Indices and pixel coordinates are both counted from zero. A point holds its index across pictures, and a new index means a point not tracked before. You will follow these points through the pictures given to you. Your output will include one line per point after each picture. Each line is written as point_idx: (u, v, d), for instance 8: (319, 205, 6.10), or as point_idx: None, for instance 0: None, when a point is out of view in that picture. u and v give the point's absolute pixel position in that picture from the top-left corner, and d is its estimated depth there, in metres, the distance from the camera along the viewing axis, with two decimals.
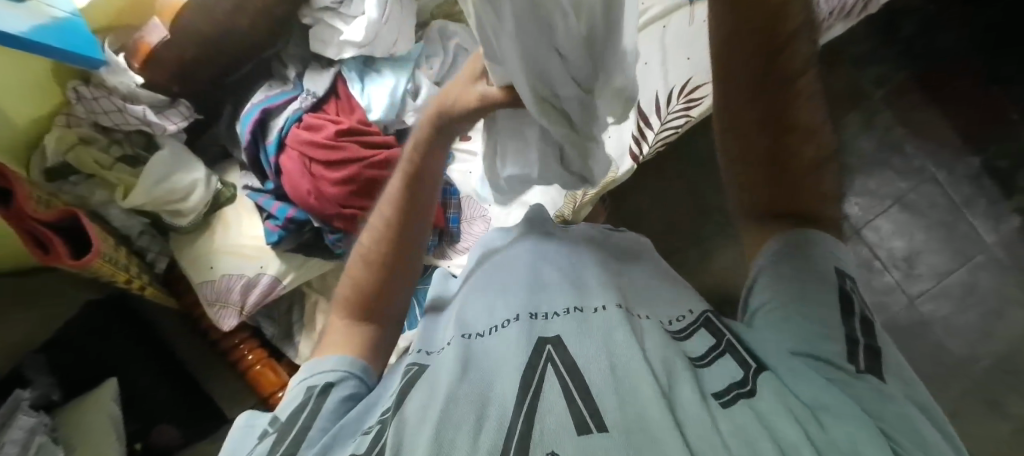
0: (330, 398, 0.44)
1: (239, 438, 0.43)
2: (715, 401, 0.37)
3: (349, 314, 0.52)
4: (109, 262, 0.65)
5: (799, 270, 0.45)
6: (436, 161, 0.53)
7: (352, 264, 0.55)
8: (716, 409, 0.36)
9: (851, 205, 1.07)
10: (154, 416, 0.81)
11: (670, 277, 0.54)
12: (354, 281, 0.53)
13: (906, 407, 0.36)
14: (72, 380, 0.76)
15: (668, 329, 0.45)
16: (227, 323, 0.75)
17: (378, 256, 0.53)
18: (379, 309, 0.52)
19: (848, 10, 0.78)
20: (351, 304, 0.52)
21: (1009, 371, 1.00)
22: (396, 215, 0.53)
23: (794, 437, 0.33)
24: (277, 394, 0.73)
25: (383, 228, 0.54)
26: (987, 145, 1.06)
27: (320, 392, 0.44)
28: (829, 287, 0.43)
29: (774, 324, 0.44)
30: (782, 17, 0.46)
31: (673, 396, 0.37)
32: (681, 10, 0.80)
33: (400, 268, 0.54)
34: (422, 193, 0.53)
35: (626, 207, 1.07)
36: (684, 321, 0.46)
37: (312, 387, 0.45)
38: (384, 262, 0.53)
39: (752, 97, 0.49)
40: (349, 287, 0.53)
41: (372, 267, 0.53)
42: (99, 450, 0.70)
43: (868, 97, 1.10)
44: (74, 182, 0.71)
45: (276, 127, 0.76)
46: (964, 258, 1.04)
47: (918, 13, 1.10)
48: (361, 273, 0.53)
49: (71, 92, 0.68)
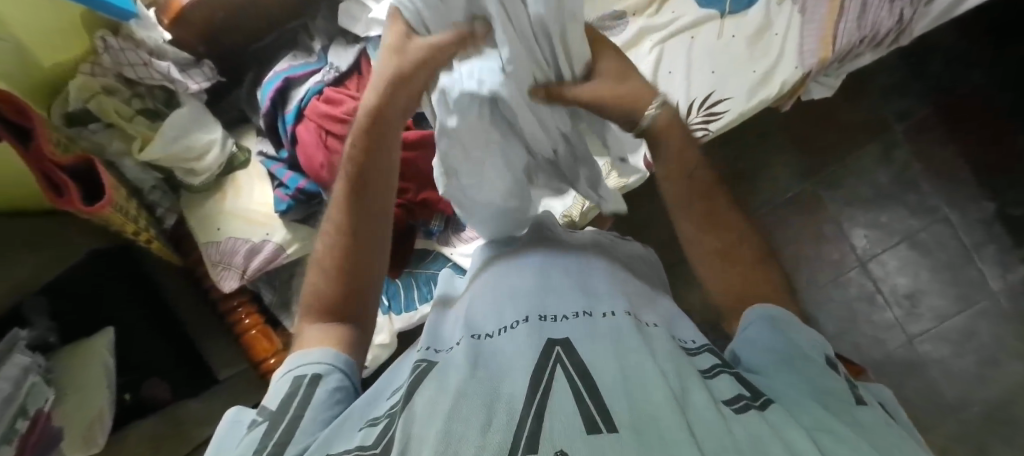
0: (318, 390, 0.43)
1: (227, 433, 0.42)
2: (726, 407, 0.37)
3: (322, 323, 0.50)
4: (120, 212, 0.65)
5: (783, 326, 0.46)
6: (383, 147, 0.53)
7: (312, 276, 0.53)
8: (729, 415, 0.36)
9: (858, 236, 1.07)
10: (149, 369, 0.82)
11: (667, 307, 0.54)
12: (316, 289, 0.51)
13: (902, 434, 0.37)
14: (70, 324, 0.77)
15: (682, 346, 0.47)
16: (227, 284, 0.76)
17: (337, 259, 0.51)
18: (351, 309, 0.50)
19: (879, 40, 0.76)
20: (322, 311, 0.50)
21: (1001, 421, 0.99)
22: (349, 216, 0.52)
23: (809, 448, 0.33)
24: (269, 361, 0.75)
25: (337, 232, 0.52)
26: (1005, 191, 1.04)
27: (309, 383, 0.44)
28: (816, 340, 0.46)
29: (775, 365, 0.44)
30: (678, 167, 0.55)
31: (687, 399, 0.37)
32: (711, 22, 0.80)
33: (362, 268, 0.52)
34: (369, 189, 0.52)
35: (635, 212, 1.07)
36: (696, 344, 0.47)
37: (299, 377, 0.44)
38: (346, 268, 0.51)
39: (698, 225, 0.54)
40: (313, 297, 0.51)
41: (333, 272, 0.51)
42: (91, 400, 0.72)
43: (889, 130, 1.09)
44: (92, 130, 0.71)
45: (296, 98, 0.76)
46: (967, 302, 1.03)
47: (950, 49, 1.08)
48: (325, 280, 0.51)
49: (98, 41, 0.68)
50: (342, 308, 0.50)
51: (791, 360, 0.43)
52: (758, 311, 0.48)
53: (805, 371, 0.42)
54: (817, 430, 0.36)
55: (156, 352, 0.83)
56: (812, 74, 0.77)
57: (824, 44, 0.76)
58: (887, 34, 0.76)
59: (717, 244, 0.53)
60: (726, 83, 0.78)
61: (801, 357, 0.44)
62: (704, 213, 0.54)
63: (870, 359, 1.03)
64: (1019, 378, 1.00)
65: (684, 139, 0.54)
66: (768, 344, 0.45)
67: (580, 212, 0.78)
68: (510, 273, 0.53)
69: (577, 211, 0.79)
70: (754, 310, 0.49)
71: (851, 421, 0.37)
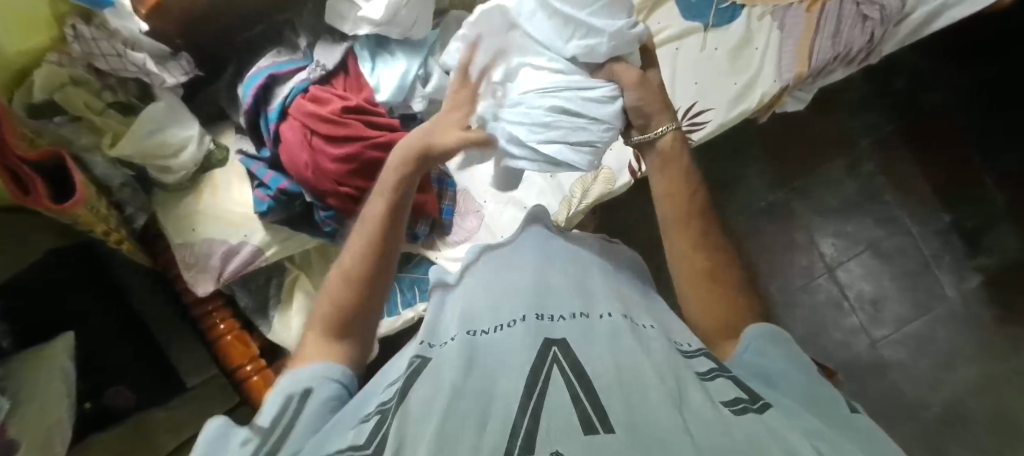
0: (310, 403, 0.42)
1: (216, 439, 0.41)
2: (725, 408, 0.37)
3: (326, 328, 0.50)
4: (92, 212, 0.63)
5: (783, 347, 0.46)
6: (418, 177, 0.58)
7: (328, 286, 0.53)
8: (728, 415, 0.36)
9: (826, 244, 1.13)
10: (109, 376, 0.74)
11: (662, 309, 0.54)
12: (332, 300, 0.51)
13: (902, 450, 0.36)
14: (24, 328, 0.68)
15: (680, 348, 0.46)
16: (202, 288, 0.73)
17: (365, 265, 0.52)
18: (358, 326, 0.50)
19: (851, 58, 0.80)
20: (330, 316, 0.50)
21: (956, 421, 1.05)
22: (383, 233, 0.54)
23: (805, 449, 0.33)
24: (245, 367, 0.72)
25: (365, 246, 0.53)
26: (959, 204, 1.11)
27: (300, 397, 0.43)
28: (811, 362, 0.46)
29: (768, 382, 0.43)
30: (687, 205, 0.56)
31: (685, 400, 0.37)
32: (695, 36, 0.83)
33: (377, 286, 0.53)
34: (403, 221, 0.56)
35: (616, 217, 1.10)
36: (694, 346, 0.47)
37: (290, 392, 0.43)
38: (363, 277, 0.52)
39: (703, 261, 0.53)
40: (324, 306, 0.51)
41: (352, 283, 0.51)
42: (47, 410, 0.63)
43: (856, 144, 1.15)
44: (57, 123, 0.68)
45: (279, 95, 0.74)
46: (924, 309, 1.09)
47: (913, 69, 1.14)
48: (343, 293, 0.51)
49: (67, 29, 0.62)
50: (347, 322, 0.50)
51: (790, 377, 0.43)
52: (753, 332, 0.48)
53: (799, 384, 0.42)
54: (811, 437, 0.35)
55: (121, 355, 0.76)
56: (789, 88, 0.81)
57: (801, 60, 0.80)
58: (858, 52, 0.80)
59: (696, 229, 0.55)
60: (708, 94, 0.80)
61: (796, 373, 0.43)
62: (694, 232, 0.54)
63: (836, 361, 1.09)
64: (972, 380, 1.06)
65: (682, 166, 0.57)
66: (766, 365, 0.45)
67: (566, 217, 0.79)
68: (509, 271, 0.54)
69: (564, 216, 0.79)
70: (756, 327, 0.49)
71: (844, 429, 0.37)
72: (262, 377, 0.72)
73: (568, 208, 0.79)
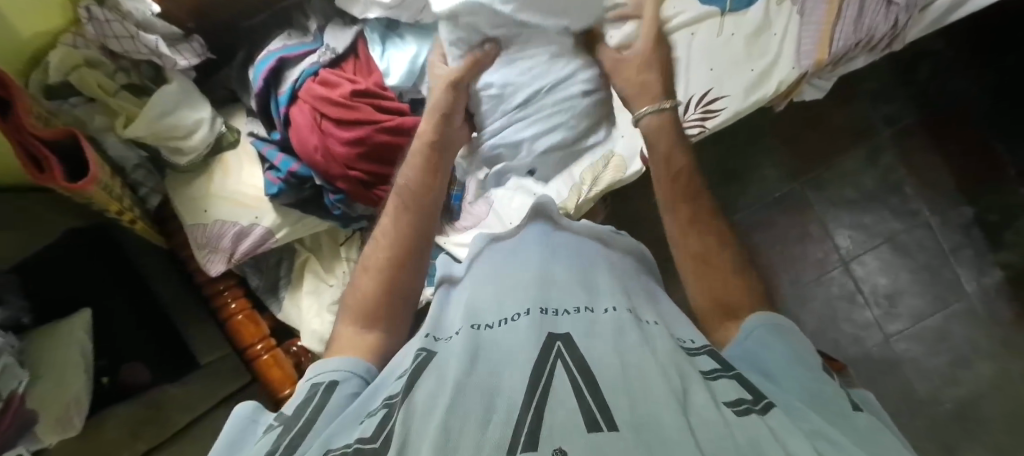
0: (336, 394, 0.43)
1: (238, 431, 0.42)
2: (727, 408, 0.36)
3: (359, 318, 0.51)
4: (104, 190, 0.63)
5: (784, 336, 0.46)
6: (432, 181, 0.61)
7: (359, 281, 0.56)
8: (732, 417, 0.35)
9: (842, 237, 1.11)
10: (123, 355, 0.75)
11: (666, 304, 0.53)
12: (362, 292, 0.54)
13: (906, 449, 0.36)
14: (43, 299, 0.71)
15: (683, 345, 0.45)
16: (213, 267, 0.74)
17: (388, 259, 0.55)
18: (386, 311, 0.52)
19: (873, 44, 0.78)
20: (360, 305, 0.52)
21: (971, 418, 1.03)
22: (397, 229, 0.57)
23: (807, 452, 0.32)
24: (256, 346, 0.74)
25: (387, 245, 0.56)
26: (981, 198, 1.08)
27: (325, 388, 0.43)
28: (813, 354, 0.45)
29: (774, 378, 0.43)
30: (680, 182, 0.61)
31: (688, 401, 0.36)
32: (711, 20, 0.81)
33: (401, 275, 0.55)
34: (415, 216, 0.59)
35: (625, 206, 1.09)
36: (697, 343, 0.46)
37: (317, 383, 0.44)
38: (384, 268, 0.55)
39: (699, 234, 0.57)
40: (354, 296, 0.54)
41: (375, 273, 0.55)
42: (64, 380, 0.64)
43: (876, 135, 1.12)
44: (74, 104, 0.69)
45: (289, 78, 0.74)
46: (942, 304, 1.07)
47: (938, 56, 1.10)
48: (370, 284, 0.54)
49: (82, 10, 0.64)
50: (375, 309, 0.52)
51: (794, 371, 0.43)
52: (755, 322, 0.48)
53: (802, 379, 0.42)
54: (814, 438, 0.35)
55: (133, 336, 0.76)
56: (808, 75, 0.79)
57: (822, 46, 0.77)
58: (881, 38, 0.77)
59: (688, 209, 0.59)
60: (723, 81, 0.79)
61: (799, 367, 0.43)
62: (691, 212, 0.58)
63: (848, 355, 1.07)
64: (989, 377, 1.04)
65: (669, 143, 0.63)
66: (767, 359, 0.44)
67: (575, 205, 0.75)
68: (518, 264, 0.53)
69: (572, 204, 0.75)
70: (756, 318, 0.48)
71: (849, 428, 0.37)
72: (272, 357, 0.73)
73: (578, 195, 0.75)
